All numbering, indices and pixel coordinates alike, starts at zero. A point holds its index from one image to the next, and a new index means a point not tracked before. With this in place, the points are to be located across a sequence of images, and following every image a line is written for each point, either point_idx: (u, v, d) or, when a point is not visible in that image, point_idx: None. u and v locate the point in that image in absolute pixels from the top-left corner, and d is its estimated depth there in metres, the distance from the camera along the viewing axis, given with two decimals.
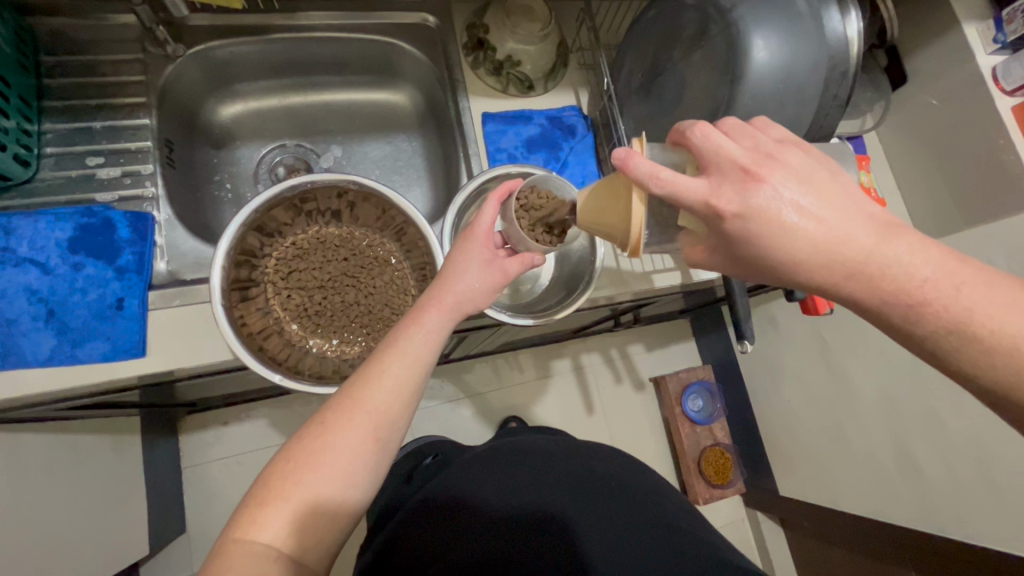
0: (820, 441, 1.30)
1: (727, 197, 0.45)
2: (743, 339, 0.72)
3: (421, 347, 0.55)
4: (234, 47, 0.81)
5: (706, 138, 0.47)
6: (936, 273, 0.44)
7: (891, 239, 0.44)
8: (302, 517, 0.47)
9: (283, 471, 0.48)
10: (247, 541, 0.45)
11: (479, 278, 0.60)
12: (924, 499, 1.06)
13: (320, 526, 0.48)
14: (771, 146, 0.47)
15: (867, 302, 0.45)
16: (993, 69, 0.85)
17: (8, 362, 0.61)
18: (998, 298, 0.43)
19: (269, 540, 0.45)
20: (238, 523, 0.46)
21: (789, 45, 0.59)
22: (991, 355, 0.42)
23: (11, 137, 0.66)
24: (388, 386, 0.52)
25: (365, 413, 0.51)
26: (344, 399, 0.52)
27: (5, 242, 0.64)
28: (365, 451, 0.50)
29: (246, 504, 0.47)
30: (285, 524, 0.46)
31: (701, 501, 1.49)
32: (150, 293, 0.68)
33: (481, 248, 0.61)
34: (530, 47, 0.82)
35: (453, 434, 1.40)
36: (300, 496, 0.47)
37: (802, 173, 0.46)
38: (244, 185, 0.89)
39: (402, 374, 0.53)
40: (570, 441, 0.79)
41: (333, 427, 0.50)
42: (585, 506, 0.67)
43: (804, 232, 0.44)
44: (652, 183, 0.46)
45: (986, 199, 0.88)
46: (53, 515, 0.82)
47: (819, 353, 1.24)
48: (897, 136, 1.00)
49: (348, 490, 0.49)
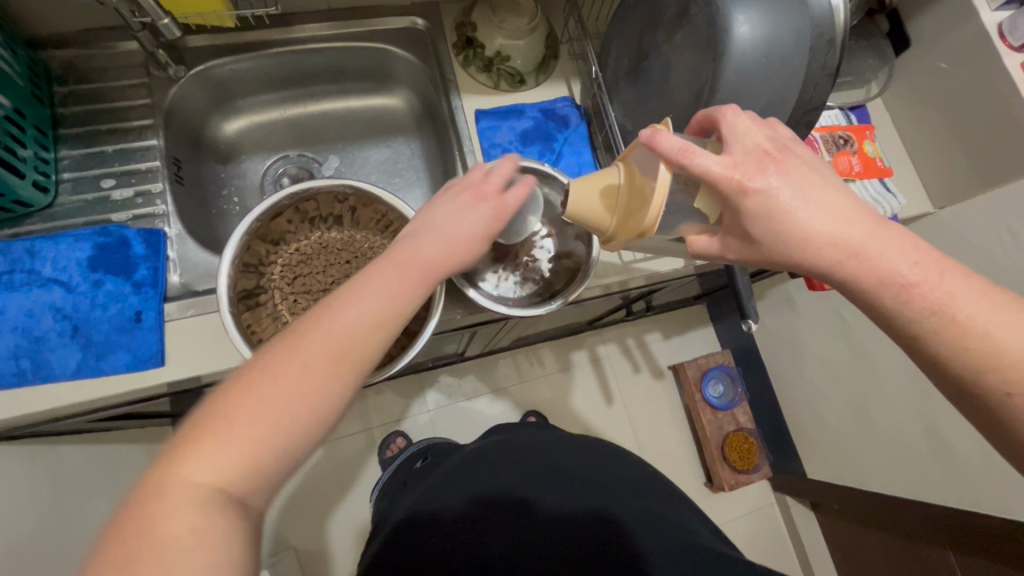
0: (845, 420, 1.27)
1: (754, 176, 0.45)
2: (745, 318, 0.71)
3: (403, 277, 0.50)
4: (233, 64, 0.84)
5: (736, 120, 0.48)
6: (925, 259, 0.45)
7: (886, 226, 0.46)
8: (247, 455, 0.40)
9: (236, 404, 0.41)
10: (185, 479, 0.38)
11: (477, 220, 0.55)
12: (956, 475, 1.03)
13: (269, 468, 0.41)
14: (786, 138, 0.49)
15: (865, 285, 0.46)
16: (999, 26, 0.82)
17: (40, 377, 0.65)
18: (973, 284, 0.45)
19: (207, 478, 0.39)
20: (176, 455, 0.39)
21: (771, 19, 0.58)
22: (965, 336, 0.43)
23: (30, 166, 0.70)
24: (366, 317, 0.46)
25: (336, 343, 0.44)
26: (312, 324, 0.45)
27: (32, 265, 0.69)
28: (331, 385, 0.44)
29: (182, 435, 0.40)
30: (230, 465, 0.40)
31: (727, 488, 1.46)
32: (165, 306, 0.71)
33: (496, 215, 0.56)
34: (519, 41, 0.82)
35: (474, 430, 1.42)
36: (246, 431, 0.40)
37: (810, 162, 0.48)
38: (251, 198, 0.92)
39: (382, 307, 0.47)
40: (558, 439, 0.78)
41: (304, 366, 0.43)
42: (584, 496, 0.70)
43: (814, 211, 0.45)
44: (685, 157, 0.45)
45: (1000, 160, 0.85)
46: (92, 522, 0.86)
47: (839, 330, 1.22)
48: (902, 102, 0.97)
49: (305, 430, 0.42)
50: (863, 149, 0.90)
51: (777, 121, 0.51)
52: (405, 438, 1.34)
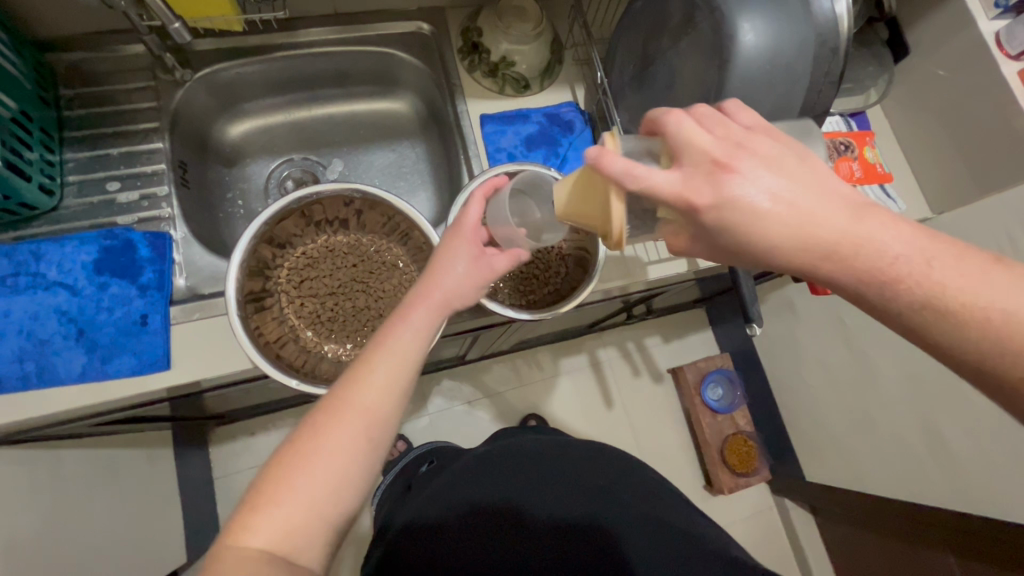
0: (844, 423, 1.28)
1: (701, 190, 0.45)
2: (750, 322, 0.72)
3: (411, 331, 0.56)
4: (239, 68, 0.84)
5: (680, 128, 0.46)
6: (908, 250, 0.43)
7: (864, 218, 0.44)
8: (294, 519, 0.47)
9: (275, 475, 0.49)
10: (241, 546, 0.45)
11: (466, 273, 0.60)
12: (954, 477, 1.04)
13: (314, 527, 0.48)
14: (741, 133, 0.46)
15: (847, 284, 0.45)
16: (996, 35, 0.83)
17: (44, 381, 0.65)
18: (968, 272, 0.42)
19: (259, 543, 0.46)
20: (232, 529, 0.46)
21: (777, 27, 0.59)
22: (965, 327, 0.41)
23: (36, 168, 0.70)
24: (377, 384, 0.53)
25: (355, 412, 0.52)
26: (334, 399, 0.52)
27: (37, 268, 0.68)
28: (357, 450, 0.51)
29: (239, 510, 0.48)
30: (276, 529, 0.47)
31: (727, 491, 1.47)
32: (171, 309, 0.71)
33: (468, 245, 0.61)
34: (525, 47, 0.83)
35: (475, 434, 1.42)
36: (291, 500, 0.48)
37: (770, 159, 0.45)
38: (256, 201, 0.92)
39: (392, 372, 0.54)
40: (547, 444, 0.76)
41: (324, 429, 0.50)
42: (594, 505, 0.70)
43: (775, 216, 0.44)
44: (627, 180, 0.46)
45: (998, 167, 0.86)
46: (92, 526, 0.86)
47: (838, 333, 1.23)
48: (901, 109, 0.98)
49: (341, 493, 0.50)
50: (863, 155, 0.91)
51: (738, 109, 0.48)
52: (406, 442, 1.34)
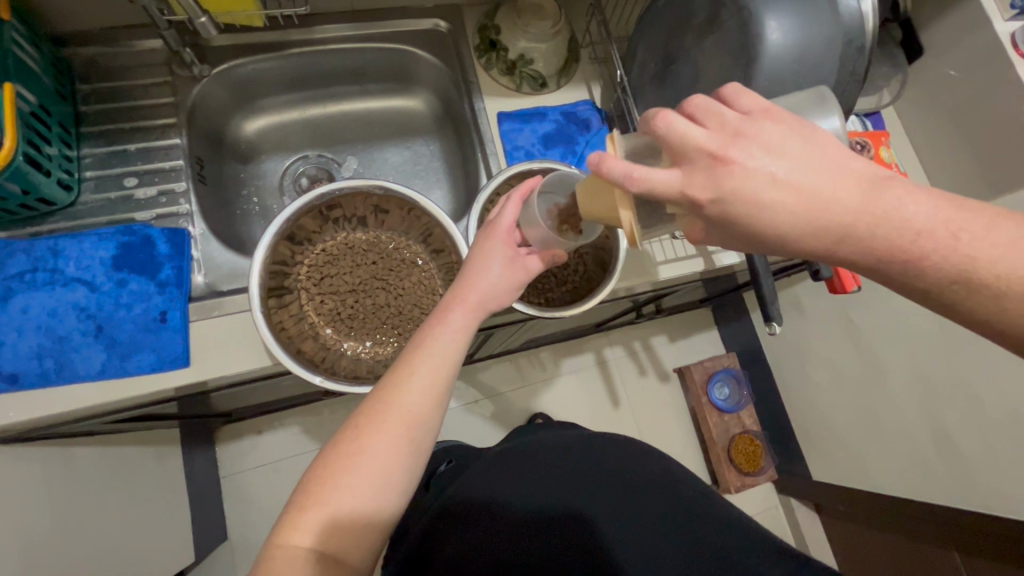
0: (851, 421, 1.29)
1: (702, 186, 0.43)
2: (770, 321, 0.72)
3: (449, 335, 0.59)
4: (256, 64, 0.84)
5: (671, 127, 0.43)
6: (931, 223, 0.41)
7: (878, 194, 0.41)
8: (339, 519, 0.50)
9: (321, 476, 0.52)
10: (291, 545, 0.48)
11: (501, 275, 0.63)
12: (962, 476, 1.05)
13: (359, 527, 0.51)
14: (739, 120, 0.43)
15: (867, 262, 0.43)
16: (1012, 36, 0.83)
17: (64, 378, 0.64)
18: (999, 240, 0.40)
19: (306, 542, 0.49)
20: (282, 528, 0.50)
21: (805, 24, 0.59)
22: (1001, 299, 0.40)
23: (55, 163, 0.69)
24: (417, 388, 0.55)
25: (397, 415, 0.54)
26: (376, 403, 0.55)
27: (55, 263, 0.68)
28: (400, 451, 0.53)
29: (288, 510, 0.51)
30: (323, 528, 0.50)
31: (733, 489, 1.48)
32: (190, 306, 0.71)
33: (502, 246, 0.64)
34: (542, 45, 0.82)
35: (482, 432, 1.42)
36: (337, 501, 0.51)
37: (772, 143, 0.42)
38: (270, 198, 0.92)
39: (431, 376, 0.56)
40: (536, 441, 0.73)
41: (367, 431, 0.53)
42: (614, 501, 0.70)
43: (782, 204, 0.42)
44: (628, 184, 0.45)
45: (1010, 167, 0.86)
46: (104, 524, 0.85)
47: (846, 333, 1.23)
48: (915, 109, 0.99)
49: (383, 493, 0.52)
50: (878, 154, 0.90)
51: (739, 90, 0.45)
52: None
